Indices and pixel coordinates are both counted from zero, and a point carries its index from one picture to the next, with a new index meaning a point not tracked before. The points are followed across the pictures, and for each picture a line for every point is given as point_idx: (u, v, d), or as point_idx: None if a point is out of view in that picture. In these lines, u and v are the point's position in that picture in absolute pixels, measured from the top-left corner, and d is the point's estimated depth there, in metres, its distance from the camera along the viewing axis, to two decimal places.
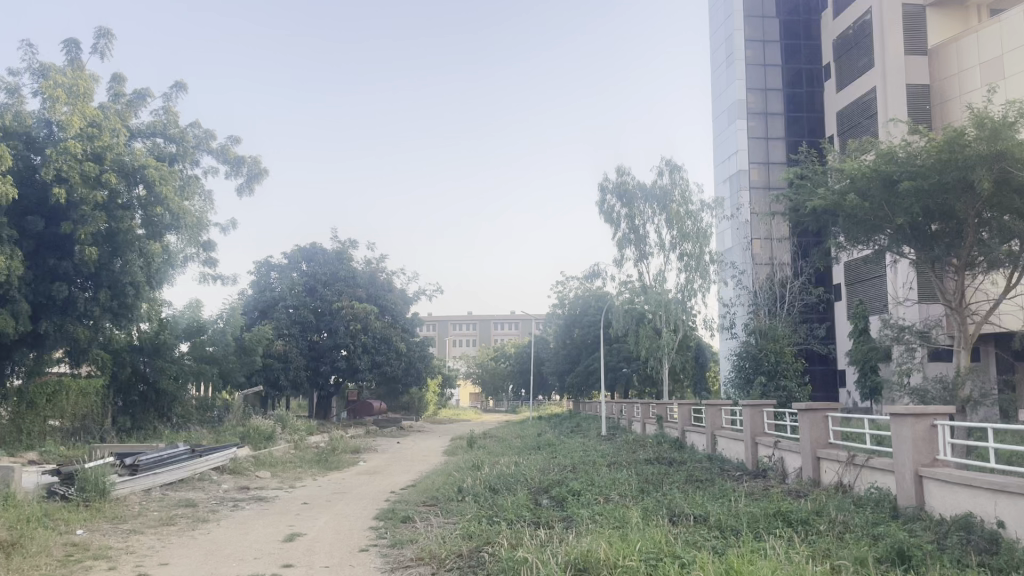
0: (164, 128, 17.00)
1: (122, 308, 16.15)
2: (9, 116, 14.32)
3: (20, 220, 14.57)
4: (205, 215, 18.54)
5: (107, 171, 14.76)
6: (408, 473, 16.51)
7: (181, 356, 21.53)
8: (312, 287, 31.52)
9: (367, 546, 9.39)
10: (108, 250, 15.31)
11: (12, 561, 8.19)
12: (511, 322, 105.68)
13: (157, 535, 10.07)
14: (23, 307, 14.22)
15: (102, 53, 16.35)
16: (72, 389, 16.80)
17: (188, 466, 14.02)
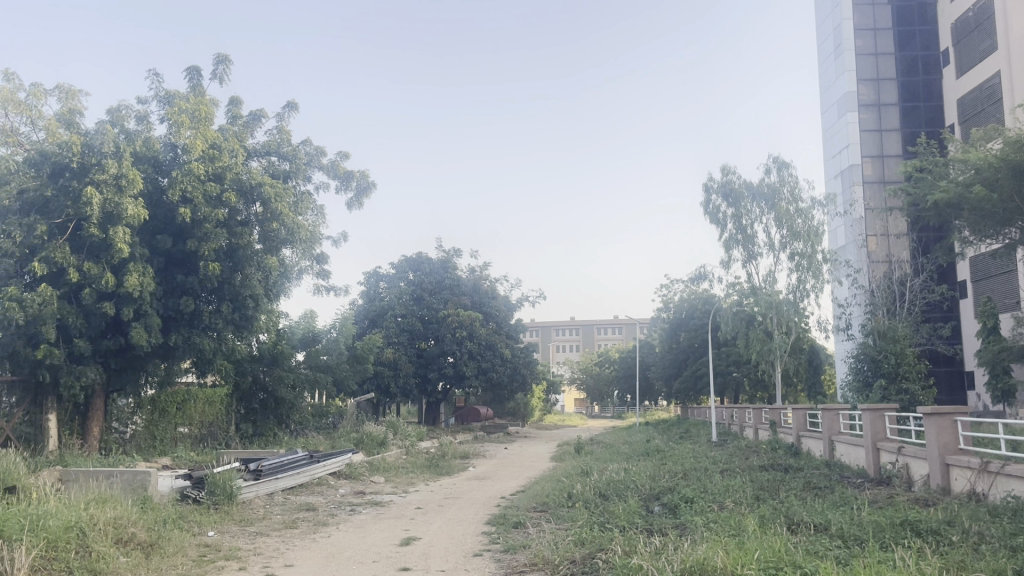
0: (278, 146, 17.75)
1: (243, 320, 16.93)
2: (140, 142, 15.27)
3: (151, 239, 15.51)
4: (318, 228, 19.23)
5: (227, 190, 15.57)
6: (518, 479, 16.65)
7: (297, 365, 22.43)
8: (419, 295, 32.22)
9: (481, 551, 9.52)
10: (229, 266, 16.11)
11: (152, 561, 8.72)
12: (614, 327, 105.03)
13: (281, 538, 10.50)
14: (155, 320, 15.09)
15: (221, 78, 17.22)
16: (199, 398, 17.96)
17: (307, 471, 14.57)
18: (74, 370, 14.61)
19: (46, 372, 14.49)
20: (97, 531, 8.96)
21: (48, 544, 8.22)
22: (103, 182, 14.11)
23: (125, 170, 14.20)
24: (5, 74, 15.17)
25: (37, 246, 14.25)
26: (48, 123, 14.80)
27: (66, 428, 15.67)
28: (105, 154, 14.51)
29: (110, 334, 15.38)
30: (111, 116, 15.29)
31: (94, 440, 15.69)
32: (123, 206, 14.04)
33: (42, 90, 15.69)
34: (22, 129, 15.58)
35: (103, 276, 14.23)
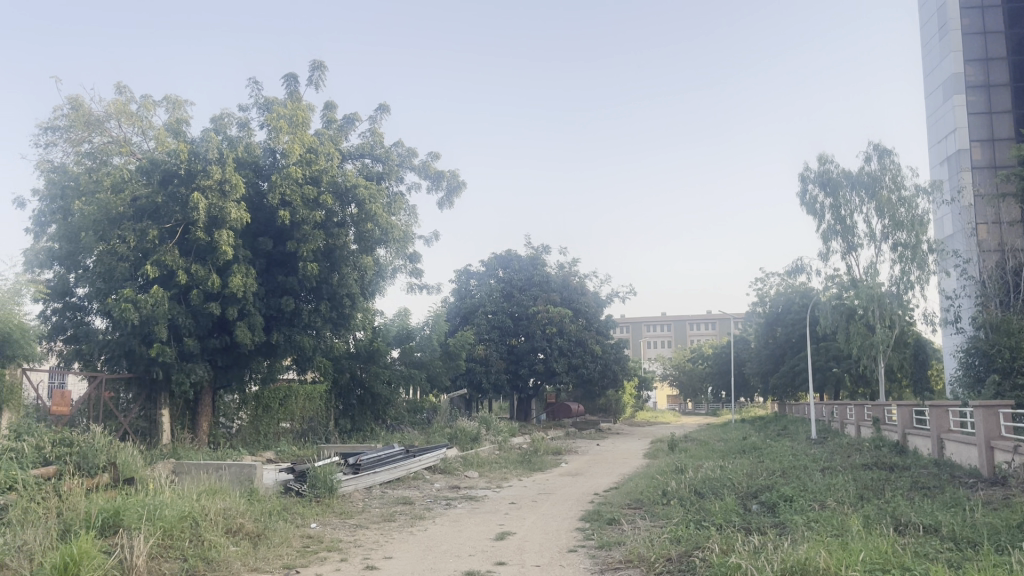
0: (371, 149, 18.17)
1: (341, 318, 17.41)
2: (242, 148, 15.86)
3: (253, 241, 16.15)
4: (410, 228, 19.59)
5: (324, 193, 16.07)
6: (611, 475, 16.56)
7: (392, 362, 22.94)
8: (509, 292, 32.43)
9: (576, 547, 9.53)
10: (326, 266, 16.60)
11: (259, 550, 9.09)
12: (706, 322, 103.25)
13: (380, 530, 10.77)
14: (257, 319, 15.69)
15: (316, 84, 17.74)
16: (300, 394, 18.59)
17: (404, 466, 14.88)
18: (184, 367, 15.36)
19: (159, 369, 15.30)
20: (208, 521, 9.39)
21: (164, 533, 8.67)
22: (208, 187, 14.77)
23: (229, 176, 14.82)
24: (118, 88, 16.03)
25: (150, 250, 15.05)
26: (157, 133, 15.57)
27: (179, 423, 16.47)
28: (210, 160, 15.18)
29: (217, 333, 16.08)
30: (215, 124, 15.96)
31: (203, 434, 16.44)
32: (227, 210, 14.66)
33: (151, 102, 16.52)
34: (134, 139, 16.43)
35: (209, 277, 14.90)
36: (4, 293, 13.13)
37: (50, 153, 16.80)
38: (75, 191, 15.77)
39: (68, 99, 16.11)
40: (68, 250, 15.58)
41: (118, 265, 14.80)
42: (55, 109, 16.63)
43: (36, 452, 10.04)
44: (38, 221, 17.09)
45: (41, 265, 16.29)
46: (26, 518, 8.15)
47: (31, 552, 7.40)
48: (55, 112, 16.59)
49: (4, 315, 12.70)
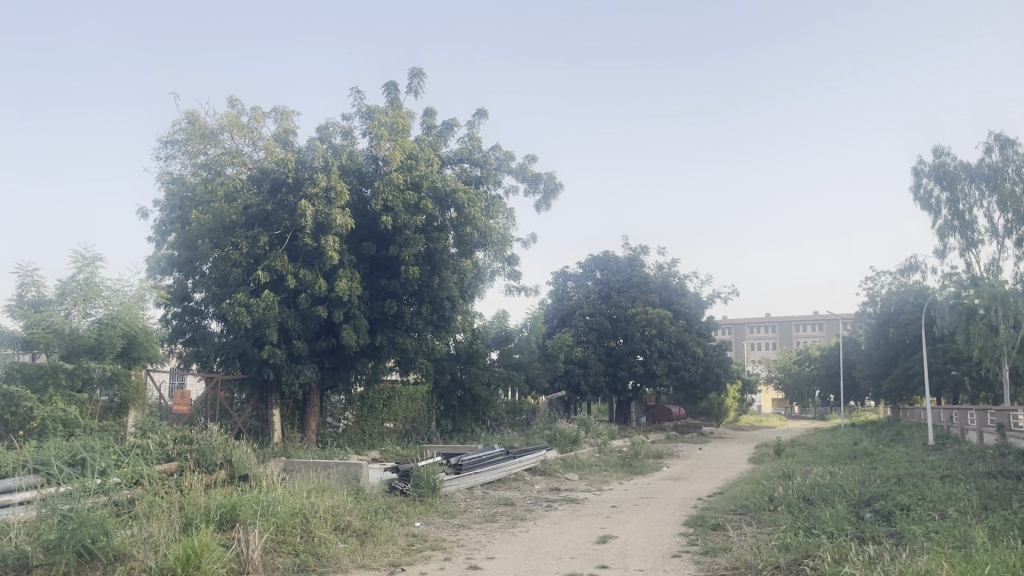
0: (470, 153, 18.37)
1: (442, 320, 17.68)
2: (345, 156, 16.29)
3: (358, 245, 16.61)
4: (508, 231, 19.74)
5: (424, 198, 16.41)
6: (714, 480, 16.22)
7: (491, 364, 23.17)
8: (607, 294, 32.22)
9: (680, 552, 9.37)
10: (427, 269, 16.88)
11: (366, 548, 9.33)
12: (813, 323, 99.94)
13: (482, 531, 10.88)
14: (362, 322, 16.11)
15: (416, 91, 18.08)
16: (403, 395, 19.02)
17: (504, 467, 14.99)
18: (293, 369, 15.95)
19: (271, 370, 15.93)
20: (318, 518, 9.71)
21: (277, 529, 9.01)
22: (314, 195, 15.30)
23: (334, 183, 15.30)
24: (231, 101, 16.77)
25: (261, 256, 15.68)
26: (267, 143, 16.20)
27: (289, 423, 17.08)
28: (315, 168, 15.72)
29: (324, 335, 16.62)
30: (321, 133, 16.48)
31: (312, 434, 17.00)
32: (332, 217, 15.14)
33: (261, 114, 17.20)
34: (245, 149, 17.16)
35: (316, 281, 15.42)
36: (131, 298, 13.83)
37: (169, 165, 17.74)
38: (192, 201, 16.62)
39: (186, 113, 17.00)
40: (186, 257, 16.40)
41: (232, 270, 15.49)
42: (173, 123, 17.53)
43: (160, 449, 10.59)
44: (159, 230, 18.07)
45: (163, 271, 17.23)
46: (152, 511, 8.61)
47: (157, 544, 7.82)
48: (174, 126, 17.48)
49: (130, 319, 13.46)
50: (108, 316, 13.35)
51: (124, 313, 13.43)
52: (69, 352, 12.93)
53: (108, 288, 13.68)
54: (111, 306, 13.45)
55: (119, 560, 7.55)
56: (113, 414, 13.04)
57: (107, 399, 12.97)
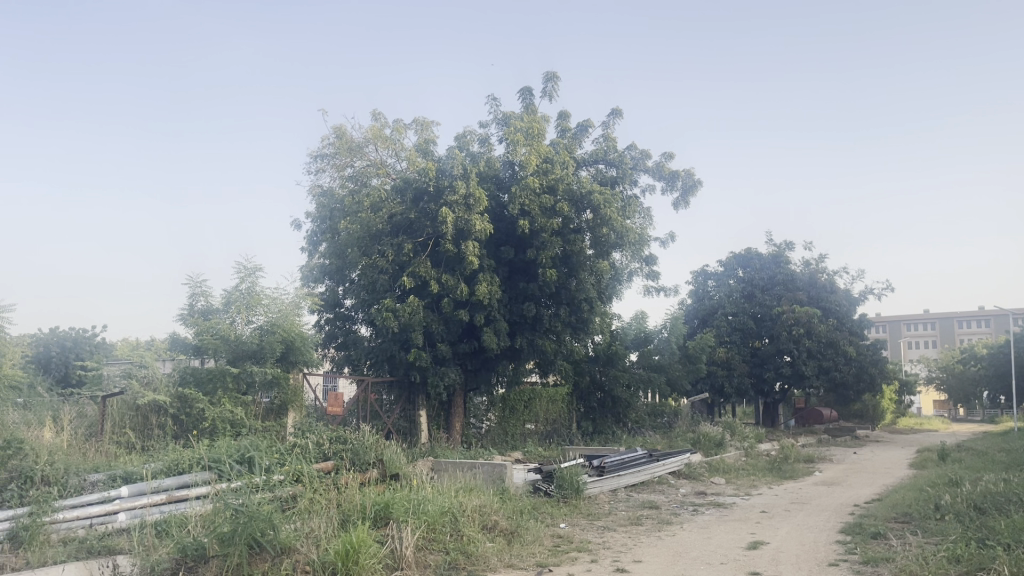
0: (605, 154, 18.26)
1: (580, 322, 17.65)
2: (481, 163, 16.58)
3: (496, 250, 16.91)
4: (646, 230, 19.51)
5: (560, 201, 16.48)
6: (872, 486, 15.38)
7: (632, 366, 22.96)
8: (751, 293, 31.15)
9: (838, 561, 8.94)
10: (565, 271, 16.90)
11: (513, 547, 9.46)
12: (978, 319, 93.17)
13: (628, 533, 10.79)
14: (502, 324, 16.37)
15: (550, 95, 18.19)
16: (543, 395, 19.16)
17: (648, 470, 14.82)
18: (438, 371, 16.43)
19: (417, 373, 16.44)
20: (466, 517, 9.93)
21: (428, 526, 9.28)
22: (455, 202, 15.71)
23: (472, 190, 15.64)
24: (374, 115, 17.45)
25: (405, 263, 16.26)
26: (409, 153, 16.78)
27: (435, 423, 17.56)
28: (455, 176, 16.14)
29: (467, 338, 17.05)
30: (459, 142, 16.86)
31: (456, 434, 17.46)
32: (472, 223, 15.49)
33: (403, 125, 17.80)
34: (389, 160, 17.76)
35: (458, 286, 15.80)
36: (289, 305, 14.63)
37: (320, 178, 18.70)
38: (341, 212, 17.42)
39: (334, 128, 17.88)
40: (337, 265, 17.20)
41: (379, 277, 16.21)
42: (322, 138, 18.46)
43: (318, 449, 11.21)
44: (311, 240, 19.07)
45: (316, 279, 18.18)
46: (312, 507, 9.06)
47: (318, 539, 8.24)
48: (323, 141, 18.43)
49: (286, 325, 14.28)
50: (268, 323, 14.21)
51: (282, 319, 14.26)
52: (235, 357, 13.88)
53: (268, 296, 14.50)
54: (271, 314, 14.31)
55: (285, 553, 7.97)
56: (274, 415, 13.83)
57: (268, 401, 13.77)
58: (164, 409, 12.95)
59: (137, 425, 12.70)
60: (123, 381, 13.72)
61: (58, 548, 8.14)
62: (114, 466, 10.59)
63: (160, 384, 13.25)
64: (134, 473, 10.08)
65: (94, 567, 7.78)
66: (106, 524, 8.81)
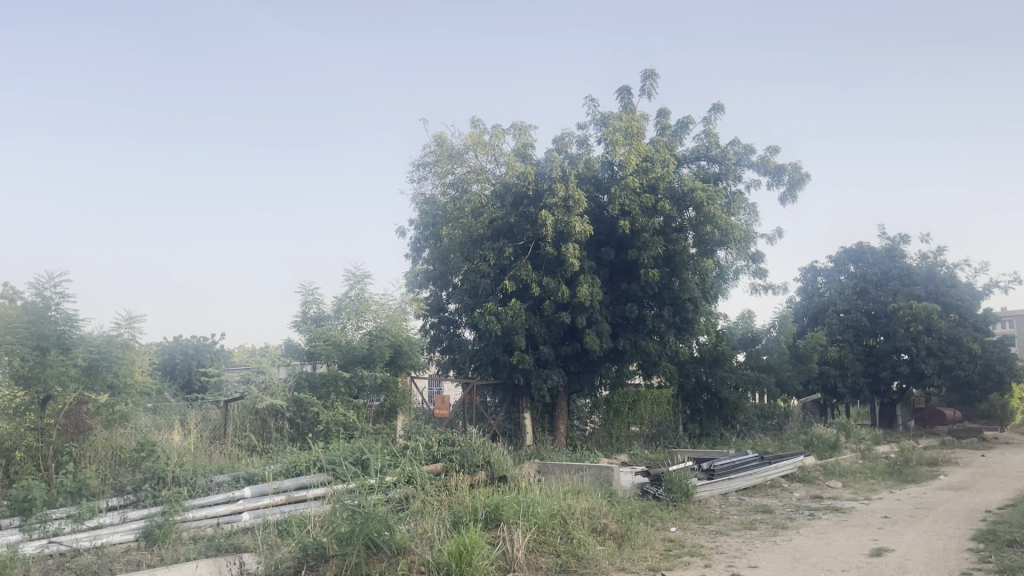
0: (707, 150, 17.93)
1: (685, 323, 17.31)
2: (581, 164, 16.50)
3: (598, 251, 16.82)
4: (751, 227, 19.02)
5: (661, 200, 16.24)
6: (1003, 490, 14.51)
7: (740, 366, 22.42)
8: (863, 289, 29.93)
9: (971, 570, 8.46)
10: (667, 271, 16.65)
11: (624, 551, 9.39)
12: None
13: (742, 538, 10.51)
14: (605, 326, 16.26)
15: (649, 93, 17.98)
16: (648, 398, 18.60)
17: (759, 473, 14.42)
18: (541, 373, 16.49)
19: (520, 376, 16.56)
20: (576, 520, 9.91)
21: (538, 528, 9.30)
22: (554, 205, 15.73)
23: (572, 192, 15.63)
24: (473, 122, 17.68)
25: (507, 267, 16.39)
26: (508, 158, 16.93)
27: (540, 425, 17.64)
28: (554, 179, 16.17)
29: (569, 340, 17.01)
30: (558, 144, 16.85)
31: (561, 436, 17.49)
32: (572, 225, 15.47)
33: (501, 131, 17.95)
34: (488, 166, 17.99)
35: (559, 288, 15.82)
36: (395, 310, 14.97)
37: (422, 186, 19.01)
38: (443, 219, 17.69)
39: (434, 136, 18.22)
40: (440, 271, 17.51)
41: (481, 281, 16.45)
42: (423, 147, 18.81)
43: (427, 451, 11.46)
44: (415, 247, 19.43)
45: (419, 285, 18.47)
46: (424, 509, 9.21)
47: (432, 540, 8.38)
48: (424, 150, 18.77)
49: (394, 330, 14.63)
50: (377, 328, 14.60)
51: (391, 325, 14.63)
52: (346, 362, 14.29)
53: (376, 302, 14.89)
54: (379, 320, 14.69)
55: (400, 553, 8.11)
56: (385, 418, 14.16)
57: (379, 405, 14.14)
58: (281, 413, 13.48)
59: (257, 429, 13.24)
60: (242, 387, 14.27)
61: (189, 545, 8.53)
62: (237, 468, 11.06)
63: (277, 389, 13.77)
64: (256, 474, 10.52)
65: (223, 565, 8.11)
66: (231, 523, 9.19)
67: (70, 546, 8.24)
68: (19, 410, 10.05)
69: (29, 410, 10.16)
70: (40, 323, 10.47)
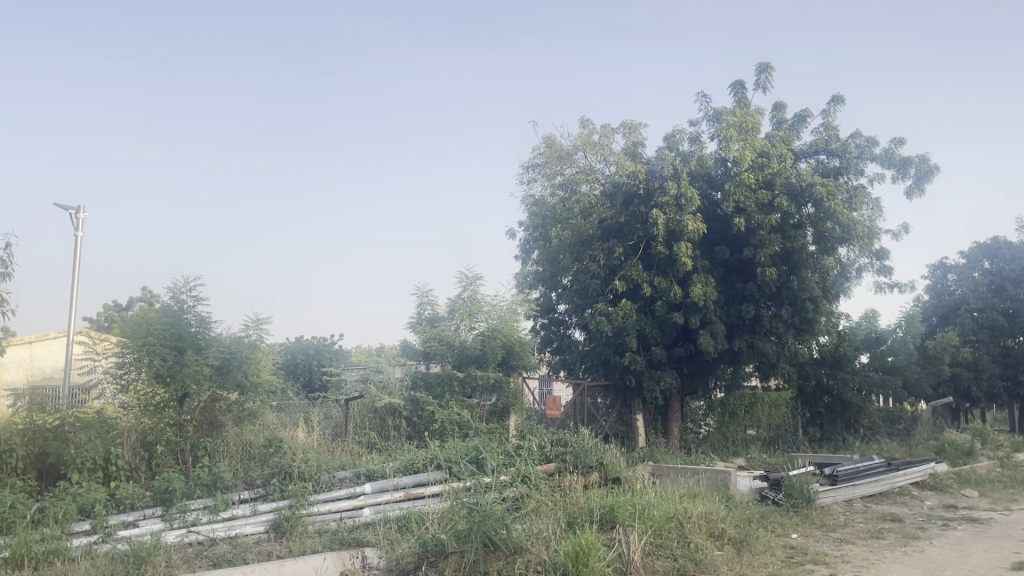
0: (826, 144, 17.29)
1: (804, 323, 16.70)
2: (694, 161, 16.18)
3: (711, 250, 16.47)
4: (875, 222, 18.19)
5: (778, 196, 15.76)
6: None
7: (864, 368, 21.49)
8: (1000, 286, 28.14)
9: None
10: (785, 270, 16.18)
11: (743, 557, 9.15)
12: None
13: (870, 547, 10.07)
14: (720, 327, 15.89)
15: (764, 87, 17.47)
16: (766, 400, 18.07)
17: (887, 480, 13.78)
18: (654, 375, 16.30)
19: (632, 377, 16.41)
20: (692, 524, 9.73)
21: (655, 531, 9.15)
22: (666, 203, 15.53)
23: (684, 190, 15.39)
24: (583, 123, 17.64)
25: (617, 267, 16.27)
26: (618, 158, 16.82)
27: (653, 427, 17.45)
28: (666, 177, 15.97)
29: (682, 341, 16.72)
30: (669, 142, 16.60)
31: (675, 438, 17.23)
32: (685, 223, 15.23)
33: (611, 130, 17.83)
34: (598, 165, 17.87)
35: (671, 288, 15.57)
36: (506, 311, 15.12)
37: (531, 188, 19.19)
38: (552, 220, 17.71)
39: (544, 137, 18.30)
40: (550, 272, 17.57)
41: (591, 282, 16.40)
42: (533, 149, 18.91)
43: (541, 451, 11.54)
44: (525, 248, 19.56)
45: (530, 286, 18.61)
46: (539, 509, 9.24)
47: (548, 540, 8.37)
48: (534, 151, 18.86)
49: (506, 330, 14.76)
50: (490, 329, 14.74)
51: (503, 326, 14.77)
52: (460, 362, 14.54)
53: (488, 304, 15.09)
54: (491, 320, 14.85)
55: (517, 552, 8.15)
56: (498, 418, 14.32)
57: (492, 404, 14.32)
58: (399, 412, 13.87)
59: (376, 427, 13.64)
60: (361, 386, 14.75)
61: (315, 538, 8.88)
62: (358, 465, 11.42)
63: (394, 388, 14.18)
64: (375, 471, 10.83)
65: (347, 559, 8.42)
66: (353, 518, 9.50)
67: (207, 535, 8.73)
68: (159, 406, 10.80)
69: (168, 407, 10.88)
70: (177, 326, 11.05)
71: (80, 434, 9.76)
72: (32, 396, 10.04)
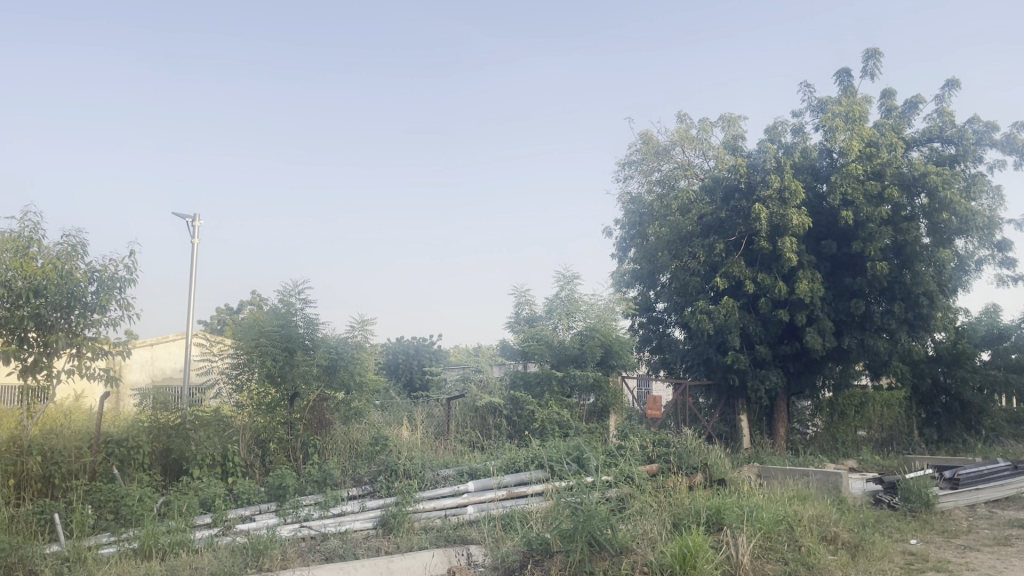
0: (940, 130, 16.49)
1: (920, 320, 15.77)
2: (797, 153, 15.70)
3: (817, 245, 15.95)
4: (996, 212, 17.21)
5: (888, 186, 15.13)
6: None
7: (985, 366, 20.40)
8: None
9: None
10: (897, 263, 15.46)
11: (859, 562, 8.81)
12: None
13: (997, 555, 9.52)
14: (828, 323, 15.35)
15: (872, 74, 16.78)
16: (877, 400, 17.33)
17: (1014, 484, 13.00)
18: (758, 374, 15.87)
19: (735, 376, 16.04)
20: (803, 527, 9.42)
21: (764, 534, 8.88)
22: (769, 197, 15.14)
23: (787, 183, 14.97)
24: (680, 117, 17.36)
25: (719, 263, 15.94)
26: (717, 152, 16.54)
27: (758, 428, 17.02)
28: (768, 171, 15.60)
29: (787, 340, 16.26)
30: (771, 134, 16.17)
31: (781, 439, 16.73)
32: (789, 218, 14.79)
33: (709, 124, 17.50)
34: (696, 161, 17.64)
35: (776, 284, 15.15)
36: (604, 311, 15.02)
37: (628, 186, 18.92)
38: (650, 217, 17.52)
39: (640, 134, 18.10)
40: (649, 270, 17.37)
41: (690, 279, 16.09)
42: (629, 145, 18.71)
43: (643, 451, 11.42)
44: (622, 246, 19.35)
45: (627, 284, 18.35)
46: (643, 509, 9.13)
47: (654, 540, 8.27)
48: (630, 149, 18.68)
49: (605, 329, 14.66)
50: (587, 328, 14.69)
51: (601, 325, 14.68)
52: (559, 361, 14.54)
53: (586, 303, 15.06)
54: (589, 320, 14.81)
55: (623, 553, 7.99)
56: (597, 417, 14.27)
57: (591, 403, 14.28)
58: (499, 411, 14.02)
59: (477, 426, 13.78)
60: (462, 385, 14.96)
61: (421, 535, 9.04)
62: (461, 463, 11.58)
63: (495, 388, 14.37)
64: (478, 469, 10.93)
65: (453, 556, 8.54)
66: (458, 516, 9.62)
67: (320, 530, 8.99)
68: (271, 405, 11.18)
69: (280, 405, 11.27)
70: (287, 328, 11.54)
71: (199, 431, 10.21)
72: (156, 396, 10.50)
